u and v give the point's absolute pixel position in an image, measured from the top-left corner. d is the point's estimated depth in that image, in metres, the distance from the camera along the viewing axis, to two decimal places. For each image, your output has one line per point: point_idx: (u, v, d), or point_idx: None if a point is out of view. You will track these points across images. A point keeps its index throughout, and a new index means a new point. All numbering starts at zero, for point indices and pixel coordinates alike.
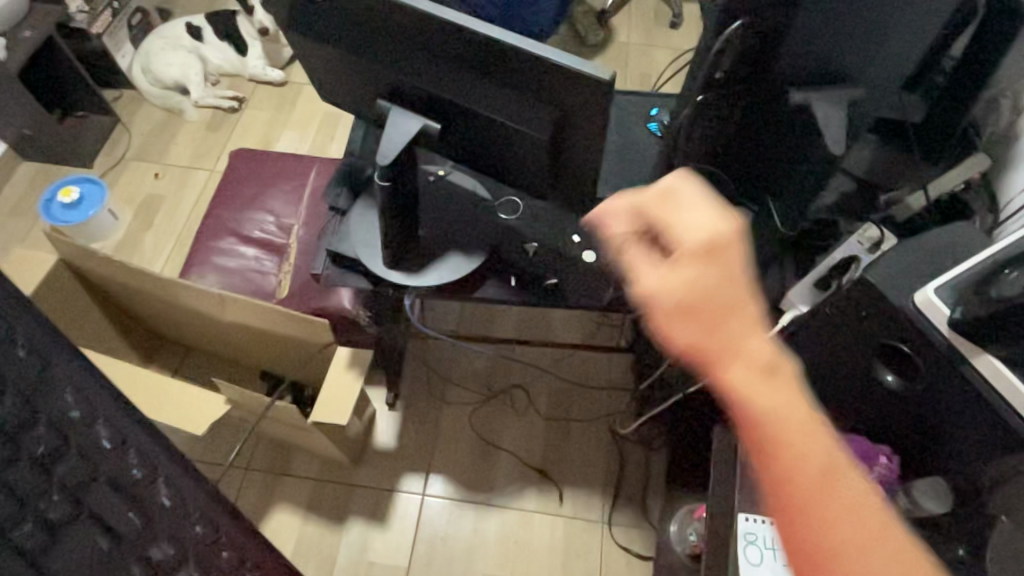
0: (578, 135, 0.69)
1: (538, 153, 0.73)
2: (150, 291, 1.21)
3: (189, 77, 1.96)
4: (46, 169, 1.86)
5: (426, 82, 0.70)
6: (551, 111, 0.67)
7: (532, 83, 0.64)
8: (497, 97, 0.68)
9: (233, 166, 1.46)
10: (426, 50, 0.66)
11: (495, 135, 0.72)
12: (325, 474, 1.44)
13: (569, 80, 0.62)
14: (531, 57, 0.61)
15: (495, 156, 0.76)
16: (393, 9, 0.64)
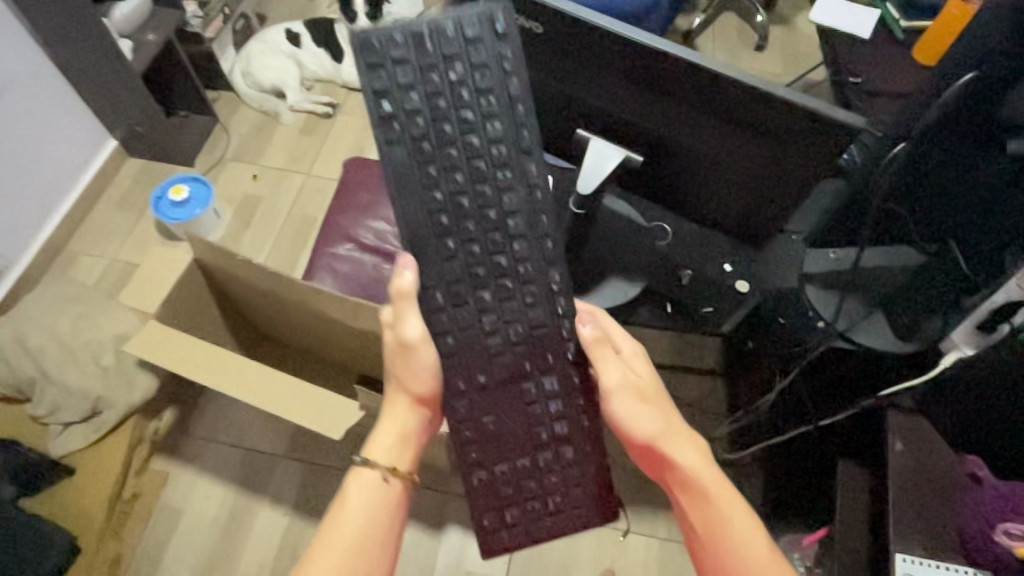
0: (795, 175, 0.68)
1: (745, 186, 0.73)
2: (278, 294, 1.24)
3: (287, 82, 2.02)
4: (150, 165, 1.92)
5: (644, 117, 0.71)
6: (774, 150, 0.66)
7: (764, 124, 0.63)
8: (718, 134, 0.68)
9: (347, 173, 1.50)
10: (652, 88, 0.67)
11: (704, 168, 0.74)
12: (421, 481, 1.46)
13: (809, 124, 0.60)
14: (772, 99, 0.60)
15: (693, 189, 0.78)
16: (625, 48, 0.65)
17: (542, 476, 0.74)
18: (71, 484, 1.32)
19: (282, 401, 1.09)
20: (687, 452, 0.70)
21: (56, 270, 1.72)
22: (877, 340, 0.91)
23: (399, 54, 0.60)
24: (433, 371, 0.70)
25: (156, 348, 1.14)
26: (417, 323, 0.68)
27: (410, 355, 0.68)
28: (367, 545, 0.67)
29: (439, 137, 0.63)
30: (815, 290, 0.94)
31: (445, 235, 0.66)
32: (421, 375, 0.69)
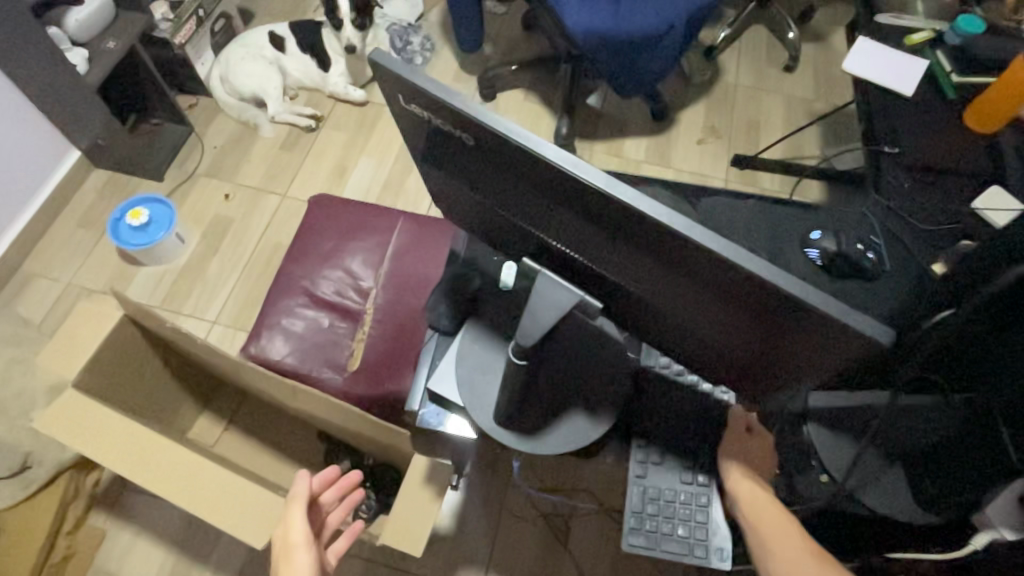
0: (791, 358, 0.53)
1: (729, 351, 0.58)
2: (215, 361, 1.10)
3: (268, 91, 1.85)
4: (117, 178, 1.79)
5: (604, 260, 0.55)
6: (766, 329, 0.51)
7: (761, 307, 0.48)
8: (697, 296, 0.52)
9: (310, 213, 1.35)
10: (618, 239, 0.51)
11: (680, 323, 0.58)
12: (377, 556, 1.33)
13: (815, 323, 0.45)
14: (769, 287, 0.45)
15: (668, 337, 0.62)
16: (580, 188, 0.49)
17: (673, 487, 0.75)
18: None
19: (211, 504, 0.97)
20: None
21: (8, 294, 1.60)
22: (890, 505, 0.74)
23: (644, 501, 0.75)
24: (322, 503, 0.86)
25: (69, 424, 1.02)
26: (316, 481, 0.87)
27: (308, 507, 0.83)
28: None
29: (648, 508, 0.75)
30: (819, 433, 0.76)
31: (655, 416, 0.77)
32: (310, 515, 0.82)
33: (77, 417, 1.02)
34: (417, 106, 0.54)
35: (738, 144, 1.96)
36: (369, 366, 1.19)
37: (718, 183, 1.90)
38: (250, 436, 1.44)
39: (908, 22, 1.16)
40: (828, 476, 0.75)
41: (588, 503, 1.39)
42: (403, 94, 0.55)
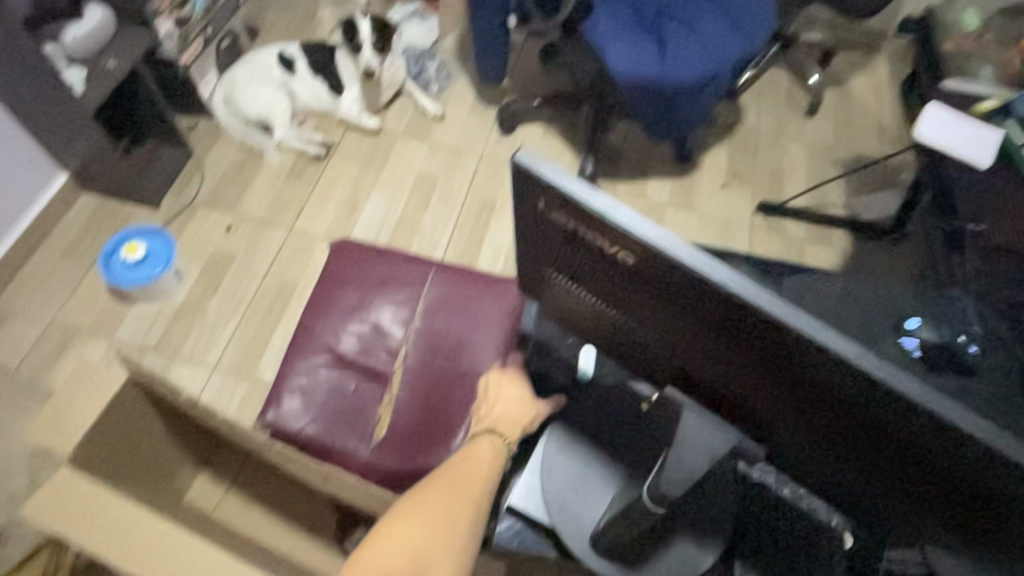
0: (956, 499, 0.49)
1: (870, 477, 0.54)
2: (233, 432, 0.99)
3: (275, 116, 1.72)
4: (107, 205, 1.64)
5: (753, 377, 0.52)
6: (937, 471, 0.47)
7: (948, 457, 0.45)
8: (859, 428, 0.49)
9: (332, 260, 1.24)
10: (787, 369, 0.48)
11: (822, 448, 0.55)
12: None
13: (1016, 483, 0.41)
14: (972, 439, 0.41)
15: (797, 451, 0.58)
16: (752, 314, 0.45)
17: None
18: None
19: None
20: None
21: None
22: None
23: None
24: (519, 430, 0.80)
25: (62, 511, 0.88)
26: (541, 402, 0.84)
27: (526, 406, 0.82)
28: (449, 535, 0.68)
29: None
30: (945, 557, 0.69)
31: None
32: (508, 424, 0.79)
33: (72, 501, 0.89)
34: (559, 213, 0.49)
35: (762, 189, 1.91)
36: (400, 438, 1.08)
37: (743, 229, 1.85)
38: (253, 500, 1.31)
39: (975, 87, 1.12)
40: None
41: None
42: (542, 199, 0.50)
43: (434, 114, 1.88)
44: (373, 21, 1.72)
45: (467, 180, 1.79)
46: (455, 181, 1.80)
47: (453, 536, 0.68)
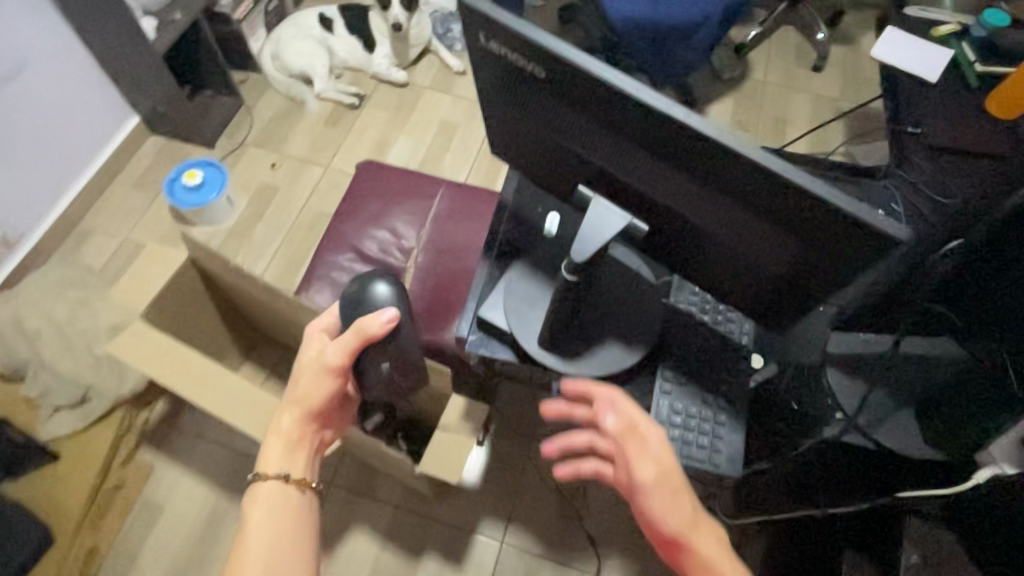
0: (821, 279, 0.58)
1: (750, 272, 0.64)
2: (270, 302, 1.19)
3: (315, 68, 1.94)
4: (171, 145, 1.89)
5: (654, 185, 0.61)
6: (799, 248, 0.56)
7: (788, 217, 0.54)
8: (738, 219, 0.58)
9: (358, 178, 1.43)
10: (665, 158, 0.58)
11: (709, 248, 0.64)
12: (405, 502, 1.41)
13: (830, 221, 0.51)
14: (807, 196, 0.51)
15: (705, 265, 0.68)
16: (641, 107, 0.55)
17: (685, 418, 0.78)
18: (53, 474, 1.30)
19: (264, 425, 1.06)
20: (706, 542, 0.66)
21: (68, 246, 1.71)
22: (901, 443, 0.78)
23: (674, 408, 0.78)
24: (332, 395, 0.83)
25: (138, 352, 1.10)
26: (338, 351, 0.81)
27: (326, 369, 0.82)
28: (298, 541, 0.78)
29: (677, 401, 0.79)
30: (837, 374, 0.83)
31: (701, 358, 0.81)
32: (319, 393, 0.82)
33: (143, 343, 1.11)
34: (496, 44, 0.61)
35: (765, 139, 2.02)
36: None
37: None
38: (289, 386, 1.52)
39: (938, 13, 1.22)
40: (843, 415, 0.81)
41: None
42: (483, 31, 0.62)
43: (457, 68, 2.06)
44: None
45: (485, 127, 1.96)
46: (474, 128, 1.97)
47: (300, 547, 0.78)
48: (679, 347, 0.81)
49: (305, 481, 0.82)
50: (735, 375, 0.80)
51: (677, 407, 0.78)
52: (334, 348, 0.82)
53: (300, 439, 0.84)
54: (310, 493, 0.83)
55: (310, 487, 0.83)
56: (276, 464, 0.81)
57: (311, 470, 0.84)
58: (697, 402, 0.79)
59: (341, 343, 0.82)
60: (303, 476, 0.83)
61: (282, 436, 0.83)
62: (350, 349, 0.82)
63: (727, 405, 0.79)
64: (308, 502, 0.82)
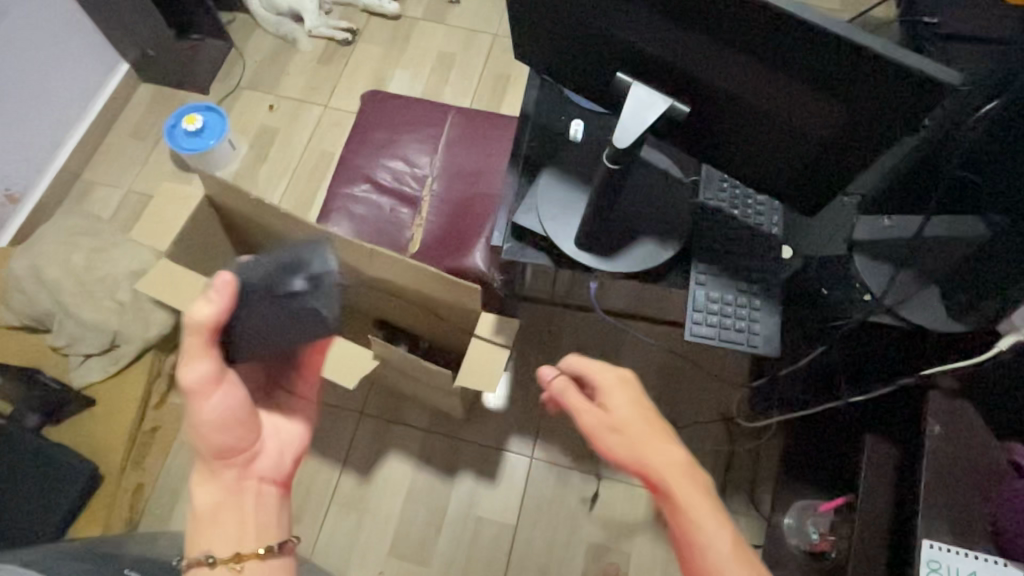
0: (864, 141, 0.60)
1: (790, 145, 0.66)
2: (292, 234, 1.20)
3: (304, 4, 1.89)
4: (164, 91, 1.84)
5: (700, 64, 0.62)
6: (843, 108, 0.58)
7: (833, 77, 0.56)
8: (787, 90, 0.60)
9: (365, 109, 1.42)
10: (708, 32, 0.59)
11: (750, 125, 0.66)
12: (435, 426, 1.46)
13: (875, 71, 0.53)
14: (851, 47, 0.53)
15: (744, 147, 0.70)
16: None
17: (722, 307, 0.81)
18: (92, 416, 1.33)
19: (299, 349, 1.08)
20: (671, 457, 0.62)
21: (72, 200, 1.69)
22: (927, 317, 0.82)
23: (711, 298, 0.81)
24: (222, 414, 0.67)
25: (168, 289, 1.12)
26: (198, 362, 0.66)
27: (200, 397, 0.66)
28: None
29: (714, 290, 0.82)
30: (863, 259, 0.85)
31: (734, 249, 0.84)
32: (209, 420, 0.67)
33: (172, 280, 1.12)
34: None
35: None
36: (429, 247, 1.26)
37: None
38: None
39: None
40: (873, 296, 0.83)
41: None
42: None
43: None
44: None
45: (483, 56, 1.92)
46: (472, 58, 1.93)
47: None
48: (714, 240, 0.84)
49: (240, 554, 0.66)
50: (767, 263, 0.83)
51: (715, 296, 0.81)
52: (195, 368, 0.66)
53: (223, 504, 0.69)
54: (268, 561, 0.67)
55: (251, 555, 0.66)
56: (203, 542, 0.67)
57: (258, 531, 0.69)
58: (733, 290, 0.82)
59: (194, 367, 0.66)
60: (248, 542, 0.68)
61: (200, 512, 0.69)
62: (202, 354, 0.66)
63: (761, 293, 0.82)
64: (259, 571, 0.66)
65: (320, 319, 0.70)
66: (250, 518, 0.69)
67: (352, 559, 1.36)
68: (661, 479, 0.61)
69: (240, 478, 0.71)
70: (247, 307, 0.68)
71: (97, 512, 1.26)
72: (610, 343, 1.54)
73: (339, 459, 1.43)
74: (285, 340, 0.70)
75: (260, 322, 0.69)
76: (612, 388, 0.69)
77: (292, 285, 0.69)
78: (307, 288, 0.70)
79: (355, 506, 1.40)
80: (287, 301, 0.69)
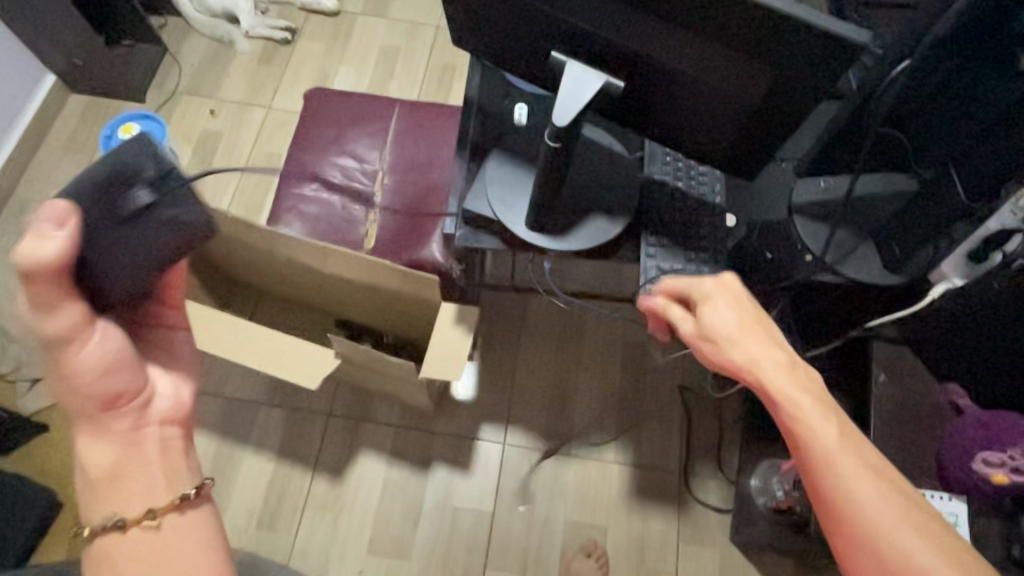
0: (792, 104, 0.63)
1: (725, 113, 0.68)
2: (242, 238, 1.18)
3: (239, 4, 1.85)
4: (97, 101, 1.77)
5: (634, 39, 0.63)
6: (770, 73, 0.60)
7: (757, 44, 0.58)
8: (717, 59, 0.62)
9: (310, 107, 1.39)
10: (637, 6, 0.60)
11: (685, 96, 0.68)
12: (405, 421, 1.46)
13: (796, 35, 0.55)
14: (770, 14, 0.55)
15: (682, 118, 0.71)
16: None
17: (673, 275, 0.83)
18: (45, 441, 1.28)
19: (259, 353, 1.07)
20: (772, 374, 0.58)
21: (6, 219, 1.62)
22: (866, 272, 0.86)
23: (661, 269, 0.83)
24: (112, 363, 0.60)
25: None
26: (64, 315, 0.57)
27: (76, 347, 0.58)
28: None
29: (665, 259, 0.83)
30: (803, 222, 0.89)
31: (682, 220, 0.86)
32: (89, 371, 0.58)
33: None
34: None
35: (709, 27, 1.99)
36: (386, 241, 1.26)
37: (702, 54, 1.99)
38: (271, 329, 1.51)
39: None
40: (814, 257, 0.87)
41: (594, 358, 1.54)
42: None
43: None
44: None
45: (427, 48, 1.91)
46: (417, 50, 1.91)
47: None
48: (662, 212, 0.86)
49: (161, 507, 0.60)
50: (713, 231, 0.85)
51: (665, 266, 0.82)
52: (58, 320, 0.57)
53: (124, 459, 0.61)
54: (187, 512, 0.61)
55: (170, 506, 0.60)
56: (99, 503, 0.60)
57: (170, 481, 0.62)
58: (683, 256, 0.83)
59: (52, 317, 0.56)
60: (159, 496, 0.60)
61: (93, 471, 0.61)
62: (63, 301, 0.56)
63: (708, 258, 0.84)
64: (188, 520, 0.61)
65: (186, 225, 0.61)
66: (160, 467, 0.62)
67: (332, 559, 1.35)
68: (756, 374, 0.58)
69: (138, 425, 0.63)
70: (93, 239, 0.58)
71: (61, 536, 1.21)
72: (574, 325, 1.56)
73: (310, 462, 1.41)
74: (148, 267, 0.61)
75: (111, 250, 0.59)
76: (714, 296, 0.63)
77: (139, 197, 0.60)
78: (157, 197, 0.61)
79: (331, 507, 1.39)
80: (137, 220, 0.60)
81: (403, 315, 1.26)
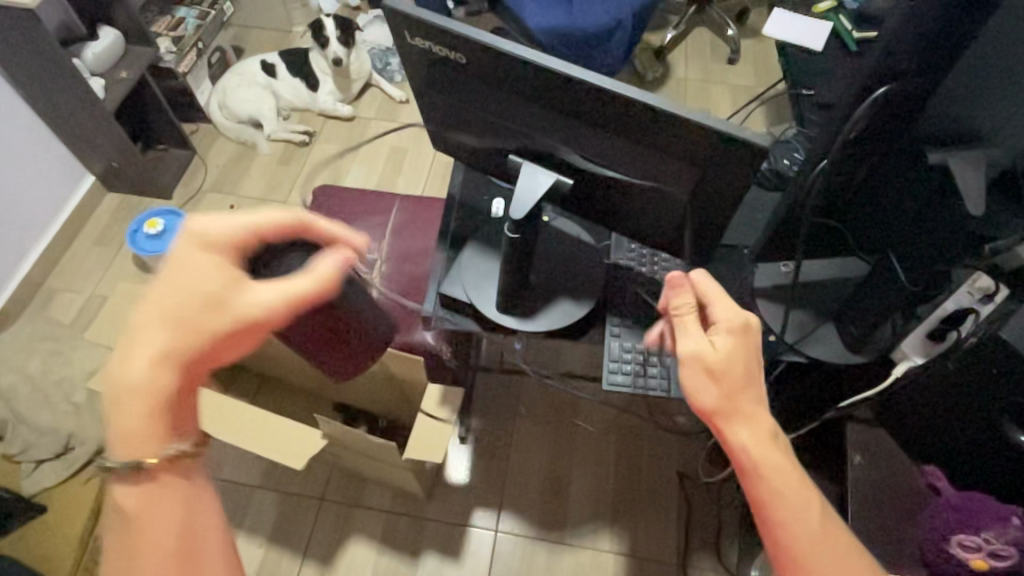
0: (718, 198, 0.69)
1: (664, 207, 0.74)
2: None
3: (263, 113, 2.02)
4: (128, 200, 1.94)
5: (570, 141, 0.71)
6: (695, 172, 0.67)
7: (678, 147, 0.65)
8: (646, 160, 0.69)
9: (317, 202, 1.51)
10: (572, 116, 0.68)
11: (628, 192, 0.75)
12: (397, 506, 1.45)
13: (707, 140, 0.62)
14: (681, 122, 0.62)
15: (628, 211, 0.78)
16: (550, 74, 0.65)
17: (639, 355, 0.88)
18: (41, 524, 1.30)
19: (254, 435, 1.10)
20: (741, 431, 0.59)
21: (35, 308, 1.73)
22: (827, 351, 0.92)
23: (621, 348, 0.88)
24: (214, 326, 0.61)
25: None
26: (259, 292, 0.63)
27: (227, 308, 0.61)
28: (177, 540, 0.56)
29: (626, 339, 0.89)
30: (766, 304, 0.96)
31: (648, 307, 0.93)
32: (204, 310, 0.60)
33: None
34: (419, 37, 0.71)
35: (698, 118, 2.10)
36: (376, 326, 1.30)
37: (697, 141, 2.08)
38: None
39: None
40: (777, 337, 0.93)
41: (589, 442, 1.53)
42: (408, 30, 0.71)
43: (399, 98, 2.16)
44: (336, 20, 2.01)
45: (432, 148, 2.06)
46: (423, 150, 2.06)
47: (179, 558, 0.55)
48: (623, 297, 0.92)
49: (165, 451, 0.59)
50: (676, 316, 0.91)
51: (626, 346, 0.88)
52: (268, 293, 0.63)
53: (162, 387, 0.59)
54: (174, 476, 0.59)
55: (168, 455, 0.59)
56: (138, 438, 0.58)
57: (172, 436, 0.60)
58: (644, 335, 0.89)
59: (282, 285, 0.64)
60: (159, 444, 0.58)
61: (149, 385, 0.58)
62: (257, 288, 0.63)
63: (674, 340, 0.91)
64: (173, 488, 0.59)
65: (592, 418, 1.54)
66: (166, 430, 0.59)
67: None
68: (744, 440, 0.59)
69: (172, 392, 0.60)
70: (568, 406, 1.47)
71: None
72: (566, 408, 1.57)
73: (301, 549, 1.40)
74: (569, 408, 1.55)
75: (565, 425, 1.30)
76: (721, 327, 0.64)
77: None
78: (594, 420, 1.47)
79: None
80: None
81: (392, 397, 1.29)
